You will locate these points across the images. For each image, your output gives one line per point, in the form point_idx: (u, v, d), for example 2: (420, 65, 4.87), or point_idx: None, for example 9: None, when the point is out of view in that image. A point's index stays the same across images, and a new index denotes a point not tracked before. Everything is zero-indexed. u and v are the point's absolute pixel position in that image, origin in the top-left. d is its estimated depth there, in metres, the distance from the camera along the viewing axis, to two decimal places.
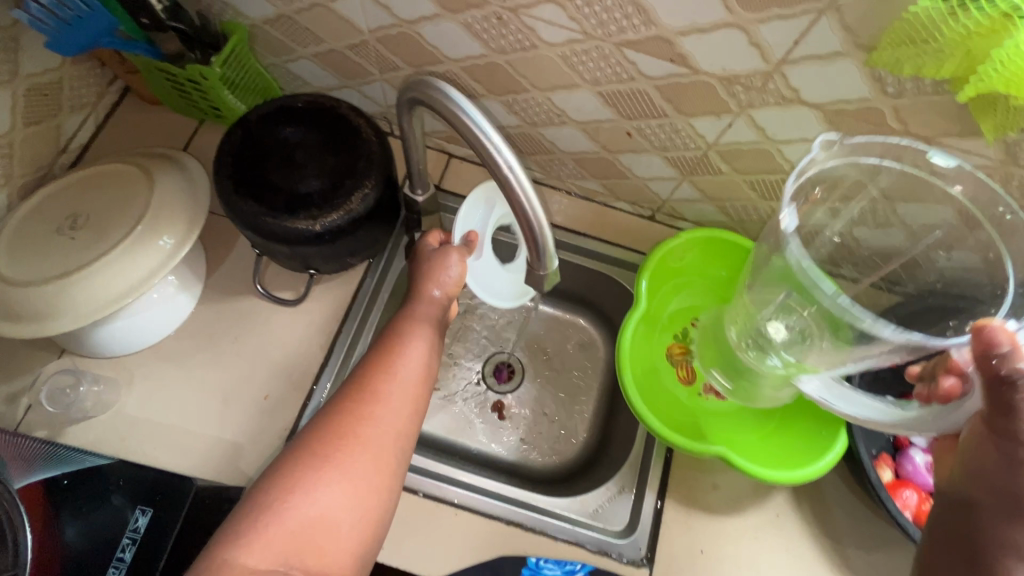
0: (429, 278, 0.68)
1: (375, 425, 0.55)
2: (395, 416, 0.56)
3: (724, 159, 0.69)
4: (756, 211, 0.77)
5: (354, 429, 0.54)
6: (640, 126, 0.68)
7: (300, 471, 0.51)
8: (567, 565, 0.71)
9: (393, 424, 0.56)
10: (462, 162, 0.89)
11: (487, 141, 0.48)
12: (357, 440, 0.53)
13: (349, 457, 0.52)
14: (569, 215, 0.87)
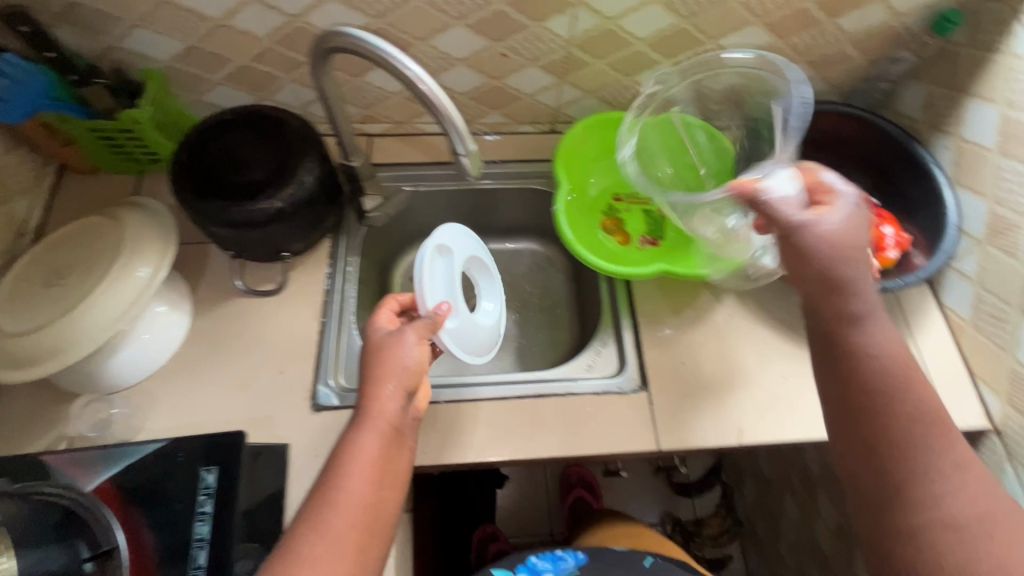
0: (376, 374, 0.70)
1: (330, 521, 0.61)
2: (354, 508, 0.62)
3: (584, 50, 0.85)
4: (627, 89, 0.95)
5: (317, 527, 0.60)
6: (510, 43, 0.83)
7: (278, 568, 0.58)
8: (560, 561, 0.86)
9: (351, 516, 0.62)
10: (383, 137, 1.02)
11: (391, 58, 0.61)
12: (319, 530, 0.60)
13: (309, 554, 0.59)
14: (486, 149, 1.02)
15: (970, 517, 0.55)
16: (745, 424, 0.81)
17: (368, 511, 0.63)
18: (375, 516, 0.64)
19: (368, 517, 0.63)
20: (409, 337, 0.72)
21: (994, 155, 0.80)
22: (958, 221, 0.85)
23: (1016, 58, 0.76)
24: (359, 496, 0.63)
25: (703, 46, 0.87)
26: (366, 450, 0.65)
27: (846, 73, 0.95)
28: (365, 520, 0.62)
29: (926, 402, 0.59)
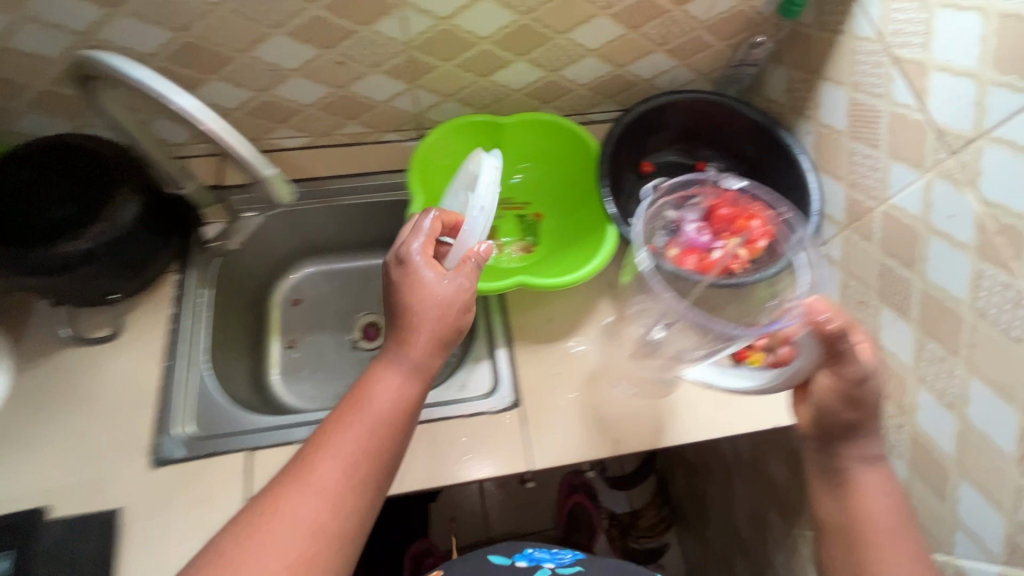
0: (410, 300, 0.67)
1: (298, 519, 0.55)
2: (307, 517, 0.56)
3: (425, 52, 0.80)
4: (485, 90, 0.90)
5: (274, 518, 0.55)
6: (343, 50, 0.77)
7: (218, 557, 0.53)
8: (557, 554, 0.86)
9: (308, 522, 0.55)
10: (235, 157, 0.95)
11: (146, 82, 0.59)
12: (255, 539, 0.54)
13: (266, 544, 0.54)
14: (349, 162, 0.96)
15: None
16: (619, 434, 0.78)
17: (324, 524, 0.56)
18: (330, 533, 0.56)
19: (324, 532, 0.56)
20: (458, 280, 0.68)
21: (846, 139, 0.79)
22: (819, 207, 0.84)
23: (857, 39, 0.75)
24: (314, 505, 0.56)
25: (552, 41, 0.82)
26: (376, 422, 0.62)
27: (709, 60, 0.93)
28: (318, 538, 0.55)
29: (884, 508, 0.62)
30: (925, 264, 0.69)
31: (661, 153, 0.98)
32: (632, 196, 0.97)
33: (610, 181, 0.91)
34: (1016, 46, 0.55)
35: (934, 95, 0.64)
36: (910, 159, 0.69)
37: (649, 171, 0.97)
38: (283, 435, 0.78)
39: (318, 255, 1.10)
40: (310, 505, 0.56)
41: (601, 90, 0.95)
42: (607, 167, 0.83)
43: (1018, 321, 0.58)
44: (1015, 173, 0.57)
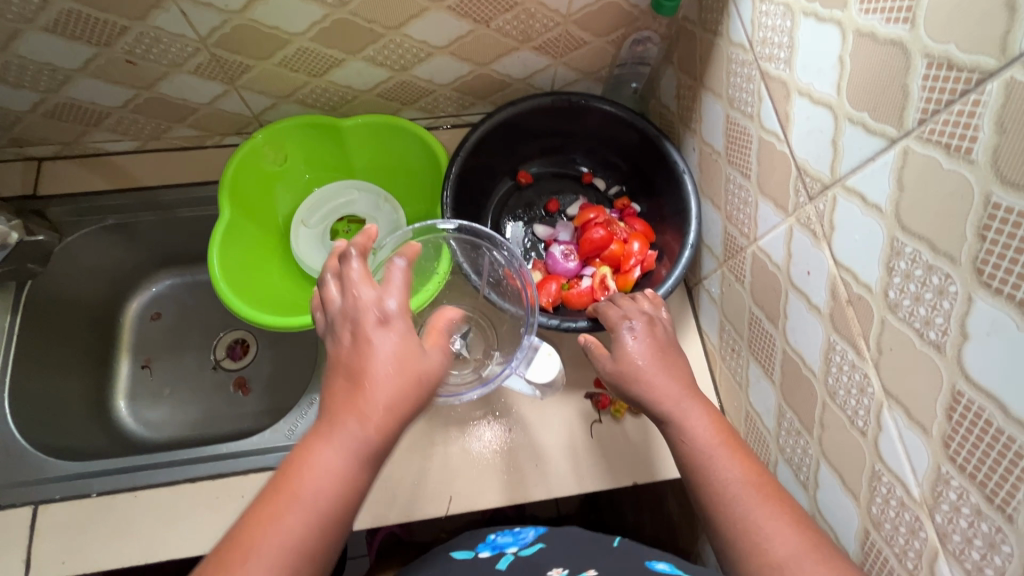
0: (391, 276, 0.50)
1: (336, 474, 0.43)
2: (325, 491, 0.43)
3: (229, 50, 0.68)
4: (326, 92, 0.78)
5: (266, 530, 0.41)
6: (126, 48, 0.66)
7: (234, 546, 0.41)
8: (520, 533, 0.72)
9: (313, 531, 0.42)
10: (54, 162, 0.84)
11: None
12: (300, 505, 0.42)
13: (282, 546, 0.41)
14: (186, 168, 0.85)
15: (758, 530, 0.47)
16: (454, 490, 0.71)
17: (349, 494, 0.44)
18: (356, 500, 0.45)
19: (351, 502, 0.44)
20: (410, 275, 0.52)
21: (724, 163, 0.67)
22: (697, 237, 0.71)
23: (732, 45, 0.62)
24: (347, 463, 0.44)
25: (385, 38, 0.70)
26: (380, 418, 0.45)
27: (591, 58, 0.80)
28: (347, 505, 0.44)
29: (701, 436, 0.54)
30: (787, 322, 0.58)
31: (544, 161, 0.87)
32: (507, 207, 0.86)
33: (470, 197, 0.80)
34: (868, 75, 0.43)
35: (797, 124, 0.53)
36: (774, 199, 0.58)
37: (528, 181, 0.87)
38: (77, 486, 0.71)
39: (177, 265, 0.98)
40: (338, 466, 0.44)
41: (468, 91, 0.83)
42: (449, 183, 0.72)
43: (862, 411, 0.48)
44: (864, 235, 0.46)
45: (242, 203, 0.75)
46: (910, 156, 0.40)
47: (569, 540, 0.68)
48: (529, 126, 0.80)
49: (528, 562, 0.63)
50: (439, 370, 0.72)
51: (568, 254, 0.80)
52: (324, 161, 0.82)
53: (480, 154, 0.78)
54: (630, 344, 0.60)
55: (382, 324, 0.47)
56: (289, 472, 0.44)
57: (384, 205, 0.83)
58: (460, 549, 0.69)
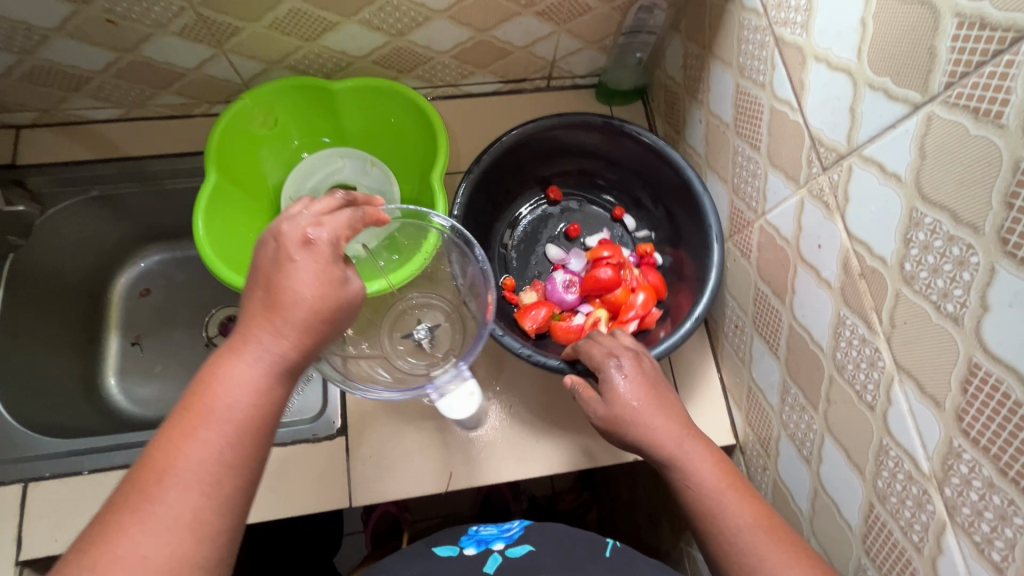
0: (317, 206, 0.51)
1: (249, 387, 0.44)
2: (239, 405, 0.43)
3: (216, 10, 0.65)
4: (319, 57, 0.74)
5: (180, 447, 0.41)
6: (107, 6, 0.63)
7: (148, 467, 0.41)
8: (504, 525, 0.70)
9: (219, 445, 0.42)
10: (33, 130, 0.80)
11: None
12: (214, 420, 0.42)
13: (199, 460, 0.41)
14: (173, 138, 0.82)
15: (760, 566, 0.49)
16: (455, 467, 0.70)
17: (265, 406, 0.44)
18: (274, 413, 0.45)
19: (270, 414, 0.45)
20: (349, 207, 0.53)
21: (732, 135, 0.66)
22: (719, 277, 0.67)
23: (744, 10, 0.60)
24: (261, 376, 0.44)
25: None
26: (293, 332, 0.46)
27: (595, 24, 0.77)
28: (264, 416, 0.44)
29: (708, 480, 0.53)
30: (794, 297, 0.58)
31: (579, 185, 0.84)
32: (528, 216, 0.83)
33: (489, 199, 0.78)
34: (891, 38, 0.41)
35: (811, 92, 0.51)
36: (785, 170, 0.56)
37: (557, 198, 0.82)
38: (67, 463, 0.69)
39: (166, 239, 0.95)
40: (251, 380, 0.44)
41: (468, 59, 0.80)
42: (462, 187, 0.70)
43: (872, 384, 0.48)
44: (880, 207, 0.45)
45: (228, 165, 0.72)
46: (933, 122, 0.39)
47: (556, 537, 0.66)
48: (570, 139, 0.77)
49: (517, 569, 0.62)
50: (393, 350, 0.71)
51: (569, 283, 0.76)
52: (316, 128, 0.78)
53: (507, 161, 0.76)
54: (619, 385, 0.56)
55: (306, 245, 0.48)
56: (198, 393, 0.43)
57: (373, 168, 0.80)
58: (444, 545, 0.67)
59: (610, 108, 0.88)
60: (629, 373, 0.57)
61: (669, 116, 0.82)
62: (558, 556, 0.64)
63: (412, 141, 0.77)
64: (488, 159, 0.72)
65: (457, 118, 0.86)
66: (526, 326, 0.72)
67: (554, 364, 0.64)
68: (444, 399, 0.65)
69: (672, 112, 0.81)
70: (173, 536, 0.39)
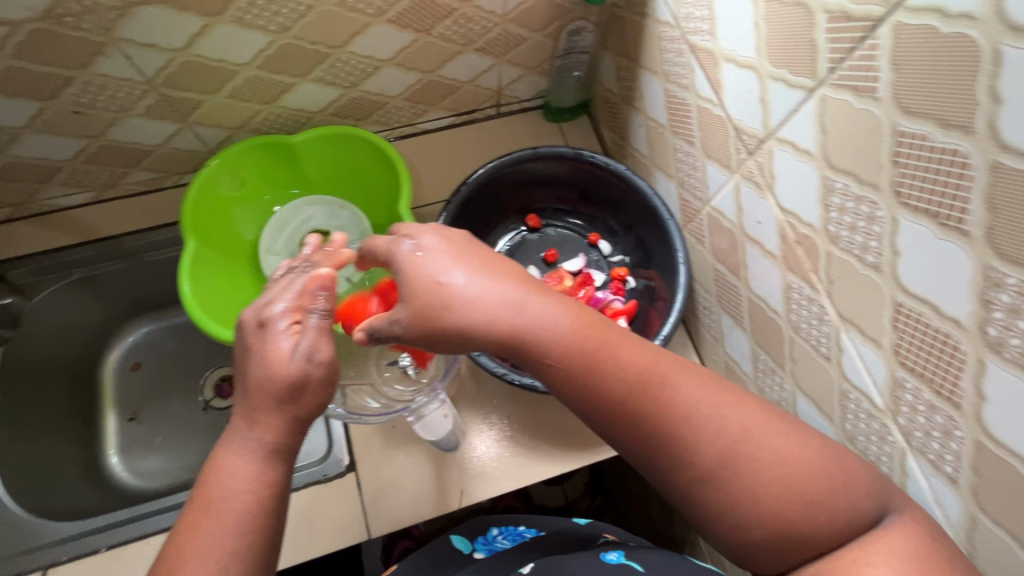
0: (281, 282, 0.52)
1: (243, 479, 0.46)
2: (236, 494, 0.45)
3: (178, 88, 0.69)
4: (280, 118, 0.79)
5: (189, 542, 0.43)
6: (73, 99, 0.66)
7: (167, 560, 0.44)
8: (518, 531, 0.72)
9: (218, 538, 0.43)
10: (8, 225, 0.83)
11: None
12: (215, 511, 0.44)
13: (206, 550, 0.43)
14: (149, 213, 0.85)
15: (718, 460, 0.43)
16: (464, 483, 0.72)
17: (263, 488, 0.46)
18: (276, 491, 0.47)
19: (268, 496, 0.46)
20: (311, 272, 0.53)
21: (669, 135, 0.72)
22: (689, 278, 0.72)
23: (659, 25, 0.67)
24: (254, 462, 0.46)
25: (331, 58, 0.72)
26: (273, 421, 0.47)
27: (532, 52, 0.84)
28: (264, 499, 0.46)
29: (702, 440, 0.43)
30: (748, 272, 0.63)
31: (556, 212, 0.89)
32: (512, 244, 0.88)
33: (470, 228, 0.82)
34: (781, 33, 0.48)
35: (728, 88, 0.57)
36: (719, 158, 0.62)
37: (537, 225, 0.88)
38: (81, 543, 0.70)
39: (151, 311, 0.97)
40: (243, 469, 0.46)
41: (419, 99, 0.85)
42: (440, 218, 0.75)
43: (824, 338, 0.53)
44: (801, 179, 0.50)
45: (202, 228, 0.75)
46: (827, 102, 0.45)
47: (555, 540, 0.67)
48: (545, 170, 0.82)
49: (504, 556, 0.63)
50: (381, 377, 0.72)
51: None
52: (281, 181, 0.82)
53: (483, 192, 0.80)
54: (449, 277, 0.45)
55: (259, 321, 0.49)
56: (202, 488, 0.46)
57: (342, 210, 0.83)
58: (460, 540, 0.72)
59: (558, 125, 0.95)
60: (451, 263, 0.45)
61: (613, 125, 0.88)
62: (549, 550, 0.64)
63: (373, 177, 0.81)
64: (466, 190, 0.77)
65: (417, 154, 0.91)
66: None
67: (529, 382, 0.67)
68: (418, 421, 0.68)
69: (615, 120, 0.87)
70: None
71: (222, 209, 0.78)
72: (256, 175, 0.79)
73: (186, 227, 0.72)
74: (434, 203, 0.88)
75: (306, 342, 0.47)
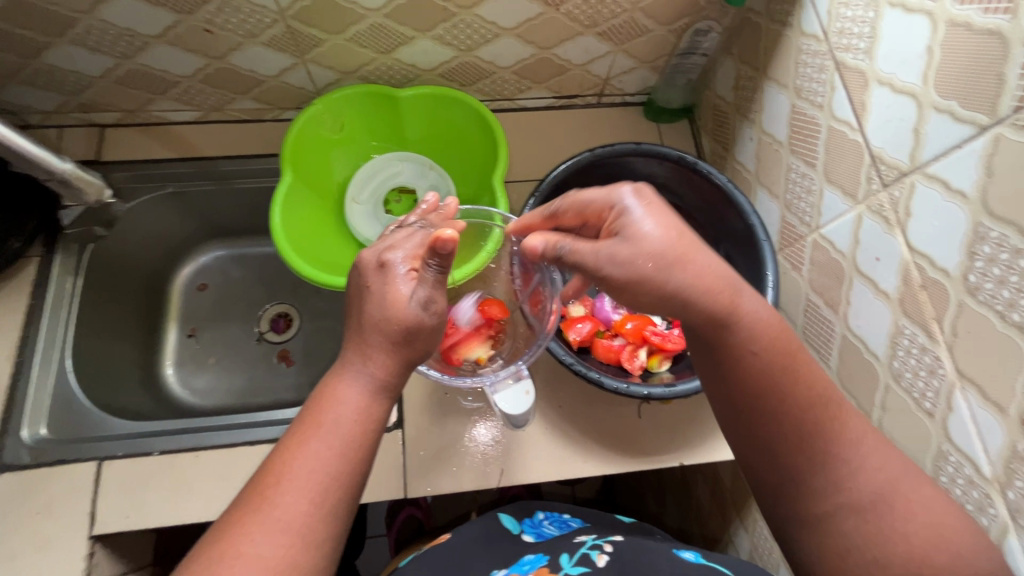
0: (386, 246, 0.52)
1: (353, 406, 0.46)
2: (346, 418, 0.45)
3: (305, 23, 0.69)
4: (390, 69, 0.79)
5: (297, 454, 0.43)
6: (206, 17, 0.67)
7: (271, 470, 0.43)
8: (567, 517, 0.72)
9: (324, 459, 0.43)
10: (116, 129, 0.85)
11: None
12: (322, 431, 0.44)
13: (310, 470, 0.43)
14: (246, 142, 0.87)
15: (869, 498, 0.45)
16: (505, 463, 0.72)
17: (367, 421, 0.46)
18: (375, 429, 0.46)
19: (368, 429, 0.46)
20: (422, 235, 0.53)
21: (785, 153, 0.69)
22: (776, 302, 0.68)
23: (803, 36, 0.63)
24: (363, 393, 0.46)
25: (457, 17, 0.71)
26: (387, 356, 0.47)
27: (651, 46, 0.81)
28: (365, 431, 0.46)
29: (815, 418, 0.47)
30: (848, 308, 0.60)
31: None
32: None
33: None
34: (958, 62, 0.45)
35: (874, 113, 0.54)
36: (843, 187, 0.59)
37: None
38: (137, 444, 0.71)
39: (225, 237, 0.99)
40: (354, 398, 0.46)
41: (527, 75, 0.84)
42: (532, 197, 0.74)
43: (931, 393, 0.50)
44: (945, 221, 0.47)
45: (299, 164, 0.76)
46: (1002, 142, 0.42)
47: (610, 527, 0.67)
48: (642, 169, 0.80)
49: (557, 540, 0.64)
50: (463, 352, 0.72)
51: (617, 305, 0.79)
52: (378, 133, 0.83)
53: (575, 180, 0.79)
54: (430, 275, 0.48)
55: (380, 268, 0.49)
56: (312, 407, 0.46)
57: (432, 172, 0.84)
58: (507, 517, 0.71)
59: (657, 125, 0.92)
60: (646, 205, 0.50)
61: (717, 134, 0.85)
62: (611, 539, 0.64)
63: (471, 145, 0.81)
64: (560, 175, 0.76)
65: (511, 130, 0.90)
66: (570, 336, 0.74)
67: (595, 377, 0.65)
68: (499, 396, 0.63)
69: (720, 130, 0.84)
70: (284, 538, 0.40)
71: (318, 151, 0.79)
72: (355, 123, 0.80)
73: (287, 161, 0.73)
74: (520, 181, 0.87)
75: (423, 292, 0.48)
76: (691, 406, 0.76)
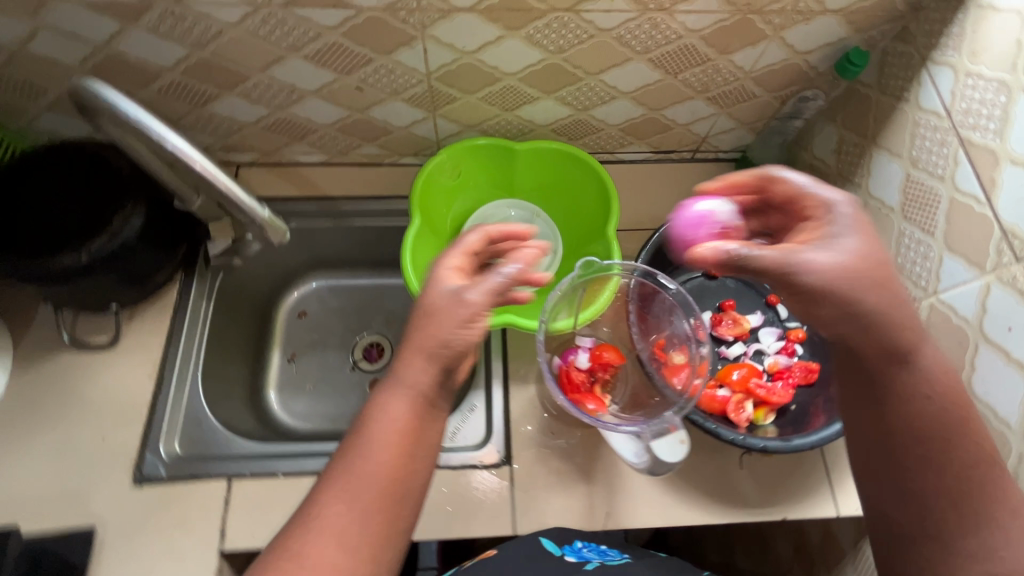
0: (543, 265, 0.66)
1: (398, 413, 0.53)
2: (390, 425, 0.52)
3: (447, 84, 0.76)
4: (509, 124, 0.85)
5: (347, 465, 0.51)
6: (361, 76, 0.75)
7: (329, 476, 0.51)
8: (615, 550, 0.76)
9: (369, 466, 0.51)
10: (250, 168, 0.93)
11: (149, 126, 0.58)
12: (369, 440, 0.52)
13: (354, 477, 0.50)
14: (365, 184, 0.93)
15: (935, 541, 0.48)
16: (611, 506, 0.74)
17: (406, 429, 0.52)
18: (412, 436, 0.52)
19: (406, 439, 0.52)
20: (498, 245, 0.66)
21: (897, 218, 0.71)
22: None
23: (921, 110, 0.67)
24: (405, 400, 0.53)
25: (582, 81, 0.77)
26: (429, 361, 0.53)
27: (754, 110, 0.86)
28: (403, 438, 0.52)
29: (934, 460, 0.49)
30: (973, 373, 0.61)
31: None
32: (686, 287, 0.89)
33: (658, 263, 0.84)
34: None
35: (1005, 189, 0.57)
36: (967, 256, 0.61)
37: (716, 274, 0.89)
38: (262, 465, 0.75)
39: (328, 269, 1.05)
40: (401, 406, 0.53)
41: (633, 132, 0.89)
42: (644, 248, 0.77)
43: None
44: None
45: (424, 209, 0.81)
46: None
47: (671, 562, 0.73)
48: None
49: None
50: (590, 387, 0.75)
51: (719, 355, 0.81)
52: (491, 181, 0.88)
53: None
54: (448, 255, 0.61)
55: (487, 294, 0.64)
56: (362, 419, 0.54)
57: (539, 220, 0.89)
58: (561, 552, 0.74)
59: None
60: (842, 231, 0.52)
61: None
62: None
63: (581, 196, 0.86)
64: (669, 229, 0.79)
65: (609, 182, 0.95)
66: None
67: (710, 427, 0.69)
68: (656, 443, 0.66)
69: None
70: (337, 543, 0.48)
71: (439, 196, 0.85)
72: (471, 172, 0.86)
73: (416, 206, 0.78)
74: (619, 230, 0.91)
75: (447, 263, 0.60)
76: (794, 459, 0.77)
